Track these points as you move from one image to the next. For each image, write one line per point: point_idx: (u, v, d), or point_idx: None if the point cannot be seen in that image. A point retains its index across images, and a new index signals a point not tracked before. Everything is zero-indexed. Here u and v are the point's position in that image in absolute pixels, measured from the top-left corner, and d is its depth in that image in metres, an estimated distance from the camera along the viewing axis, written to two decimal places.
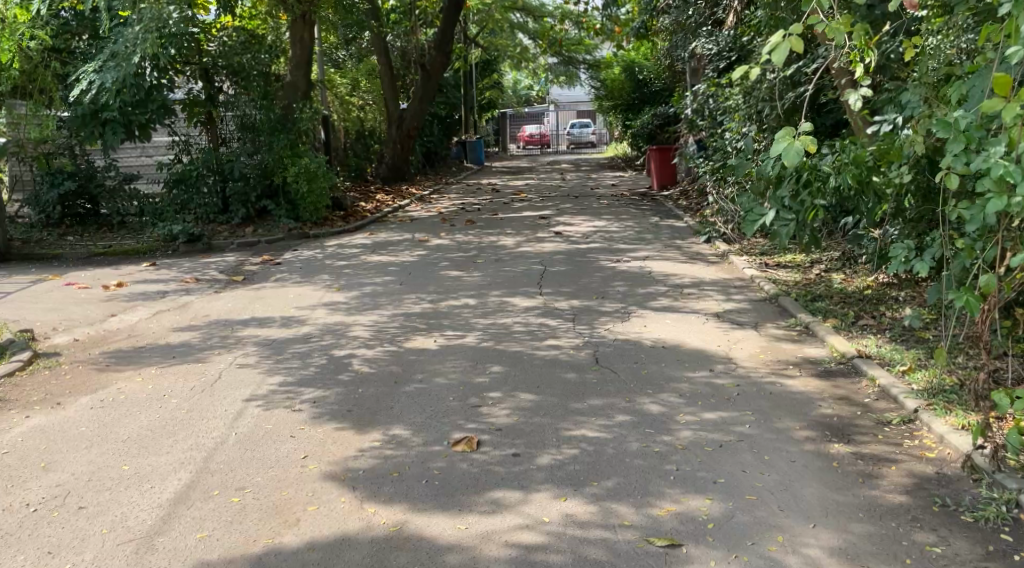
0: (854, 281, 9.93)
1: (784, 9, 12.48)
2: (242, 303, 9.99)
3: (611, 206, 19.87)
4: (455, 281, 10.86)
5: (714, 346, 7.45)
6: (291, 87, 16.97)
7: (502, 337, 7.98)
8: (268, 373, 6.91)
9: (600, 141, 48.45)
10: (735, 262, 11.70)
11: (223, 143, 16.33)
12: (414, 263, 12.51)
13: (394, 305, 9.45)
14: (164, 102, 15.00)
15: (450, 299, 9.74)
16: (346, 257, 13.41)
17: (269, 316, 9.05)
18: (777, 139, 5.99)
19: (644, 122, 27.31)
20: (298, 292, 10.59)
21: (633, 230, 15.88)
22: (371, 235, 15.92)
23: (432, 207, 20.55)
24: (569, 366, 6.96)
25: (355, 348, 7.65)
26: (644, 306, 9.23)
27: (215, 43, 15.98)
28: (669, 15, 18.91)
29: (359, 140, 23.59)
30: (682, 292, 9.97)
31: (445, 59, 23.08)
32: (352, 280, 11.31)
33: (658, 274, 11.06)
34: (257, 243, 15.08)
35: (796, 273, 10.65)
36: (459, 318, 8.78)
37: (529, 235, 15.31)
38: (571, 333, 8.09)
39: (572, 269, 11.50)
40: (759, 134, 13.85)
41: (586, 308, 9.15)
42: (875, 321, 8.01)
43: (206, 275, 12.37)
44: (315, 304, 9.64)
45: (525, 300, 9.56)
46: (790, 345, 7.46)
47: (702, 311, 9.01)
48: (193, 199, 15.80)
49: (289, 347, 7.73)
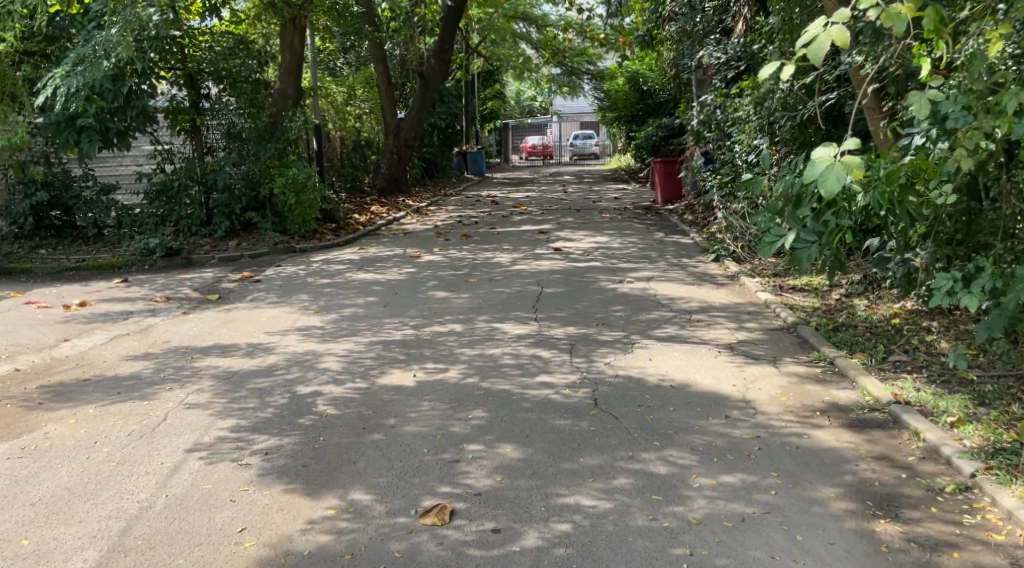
0: (880, 309, 9.14)
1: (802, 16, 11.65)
2: (208, 326, 9.13)
3: (614, 220, 19.09)
4: (443, 304, 10.02)
5: (728, 385, 6.62)
6: (281, 95, 16.27)
7: (490, 372, 7.13)
8: (219, 415, 6.05)
9: (603, 153, 47.80)
10: (747, 284, 10.90)
11: (209, 152, 15.52)
12: (402, 282, 11.68)
13: (374, 332, 8.61)
14: (145, 109, 14.04)
15: (436, 325, 8.91)
16: (330, 275, 12.58)
17: (235, 343, 8.20)
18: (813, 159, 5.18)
19: (648, 133, 26.54)
20: (272, 314, 9.74)
21: (636, 247, 15.06)
22: (362, 250, 15.11)
23: (429, 220, 19.75)
24: (564, 409, 6.11)
25: (323, 384, 6.82)
26: (648, 335, 8.38)
27: (202, 48, 15.28)
28: (673, 23, 18.57)
29: (355, 149, 22.88)
30: (691, 318, 9.11)
31: (445, 67, 22.38)
32: (332, 301, 10.47)
33: (663, 297, 10.23)
34: (239, 257, 14.25)
35: (813, 298, 9.87)
36: (444, 348, 7.94)
37: (526, 252, 14.49)
38: (566, 367, 7.23)
39: (570, 291, 10.67)
40: (772, 146, 13.08)
41: (583, 337, 8.29)
42: (908, 359, 7.19)
43: (178, 293, 11.51)
44: (287, 330, 8.79)
45: (518, 327, 8.72)
46: (815, 387, 6.62)
47: (711, 341, 8.16)
48: (175, 212, 15.01)
49: (249, 383, 6.89)
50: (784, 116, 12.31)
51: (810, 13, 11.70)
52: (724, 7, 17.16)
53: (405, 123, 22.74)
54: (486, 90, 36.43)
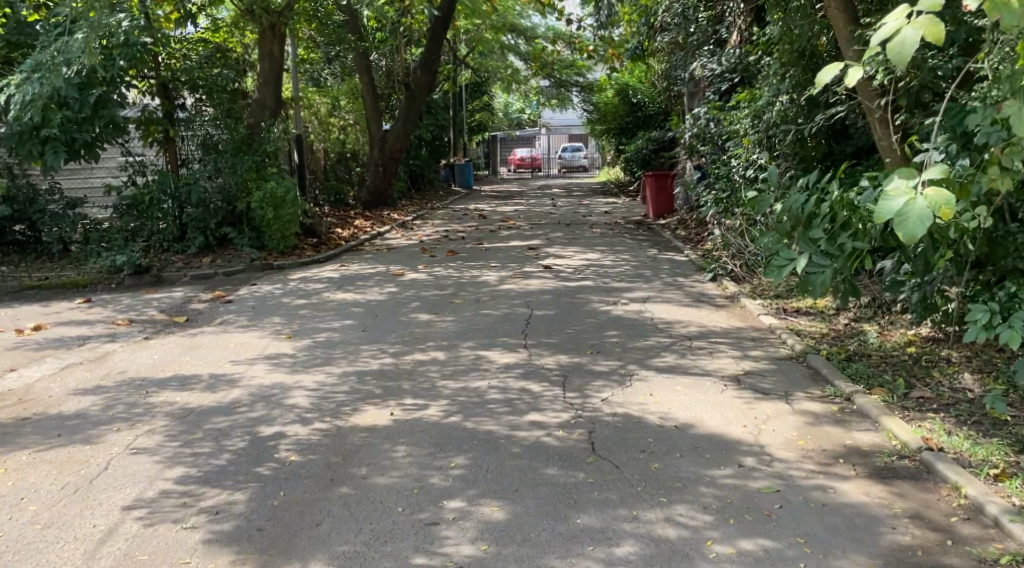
0: (893, 336, 8.53)
1: (800, 21, 11.08)
2: (169, 354, 8.43)
3: (605, 235, 18.49)
4: (426, 328, 9.34)
5: (738, 425, 6.02)
6: (259, 104, 15.61)
7: (474, 408, 6.48)
8: (167, 464, 5.39)
9: (592, 165, 47.46)
10: (748, 306, 10.27)
11: (184, 164, 14.86)
12: (382, 303, 11.00)
13: (349, 361, 7.94)
14: (114, 120, 13.35)
15: (416, 352, 8.26)
16: (307, 295, 11.91)
17: (196, 375, 7.52)
18: (886, 195, 4.59)
19: (638, 146, 26.11)
20: (240, 339, 9.04)
21: (629, 264, 14.45)
22: (342, 267, 14.43)
23: (414, 235, 19.08)
24: (556, 456, 5.49)
25: (288, 424, 6.16)
26: (646, 364, 7.72)
27: (175, 58, 14.64)
28: (665, 35, 18.00)
29: (341, 161, 22.08)
30: (691, 344, 8.44)
31: (431, 79, 21.78)
32: (307, 324, 9.79)
33: (660, 320, 9.60)
34: (213, 275, 13.54)
35: (820, 323, 9.25)
36: (423, 380, 7.28)
37: (514, 270, 13.86)
38: (557, 403, 6.58)
39: (562, 313, 10.03)
40: (771, 161, 12.62)
41: (575, 367, 7.63)
42: (933, 396, 6.58)
43: (143, 315, 10.78)
44: (255, 358, 8.11)
45: (505, 355, 8.08)
46: (834, 430, 6.04)
47: (715, 371, 7.54)
48: (146, 227, 14.24)
49: (206, 421, 6.23)
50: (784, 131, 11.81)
51: (812, 22, 11.08)
52: (717, 18, 16.62)
53: (390, 135, 22.10)
54: (474, 101, 35.86)
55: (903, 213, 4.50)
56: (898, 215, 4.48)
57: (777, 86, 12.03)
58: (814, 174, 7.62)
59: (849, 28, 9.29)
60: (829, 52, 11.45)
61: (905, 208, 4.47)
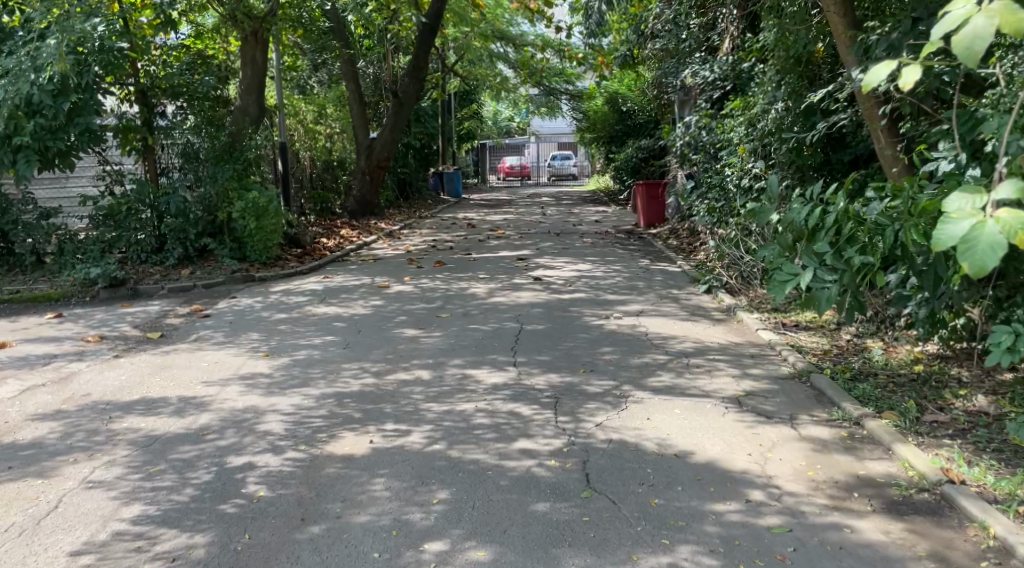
0: (899, 353, 8.17)
1: (794, 26, 10.75)
2: (138, 374, 7.97)
3: (596, 245, 18.09)
4: (411, 344, 8.89)
5: (743, 454, 5.65)
6: (241, 112, 15.17)
7: (459, 434, 6.05)
8: (124, 499, 5.02)
9: (582, 174, 47.12)
10: (746, 321, 9.88)
11: (163, 173, 14.35)
12: (366, 318, 10.56)
13: (328, 382, 7.50)
14: (91, 128, 12.85)
15: (399, 371, 7.84)
16: (288, 308, 11.48)
17: (164, 398, 7.08)
18: (947, 220, 3.79)
19: (627, 155, 26.08)
20: (215, 358, 8.59)
21: (622, 276, 14.07)
22: (326, 278, 13.99)
23: (401, 244, 18.66)
24: (547, 490, 5.10)
25: (259, 453, 5.75)
26: (642, 384, 7.30)
27: (154, 65, 14.13)
28: (656, 41, 17.58)
29: (327, 169, 21.47)
30: (689, 361, 8.02)
31: (419, 86, 21.34)
32: (285, 341, 9.33)
33: (655, 335, 9.20)
34: (191, 287, 13.09)
35: (822, 338, 8.87)
36: (406, 403, 6.84)
37: (503, 281, 13.46)
38: (548, 428, 6.17)
39: (553, 328, 9.63)
40: (767, 170, 12.28)
41: (568, 388, 7.21)
42: (948, 420, 6.20)
43: (115, 331, 10.33)
44: (228, 379, 7.66)
45: (493, 373, 7.67)
46: (844, 458, 5.65)
47: (715, 390, 7.14)
48: (123, 237, 13.60)
49: (171, 449, 5.82)
50: (780, 139, 11.46)
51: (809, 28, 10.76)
52: (708, 25, 16.42)
53: (377, 143, 21.62)
54: (463, 109, 35.43)
55: (970, 240, 3.69)
56: (964, 243, 3.69)
57: (773, 93, 11.62)
58: (818, 185, 7.25)
59: (848, 31, 8.87)
60: (826, 59, 11.18)
61: (973, 235, 3.66)
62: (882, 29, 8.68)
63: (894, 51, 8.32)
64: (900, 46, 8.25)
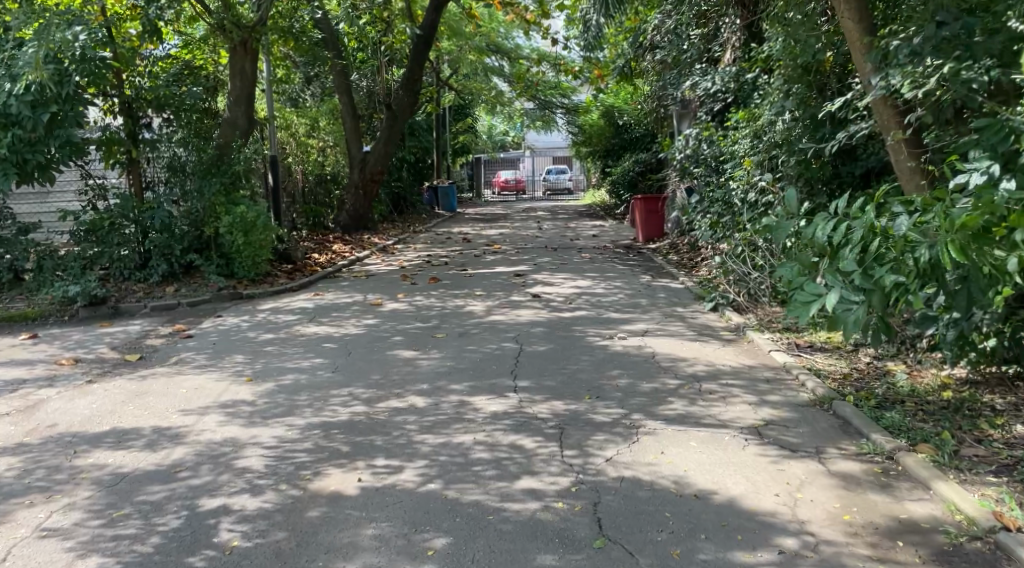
0: (925, 378, 7.66)
1: (804, 34, 10.22)
2: (110, 402, 7.44)
3: (594, 260, 17.59)
4: (405, 368, 8.35)
5: (770, 494, 5.14)
6: (230, 124, 14.66)
7: (456, 471, 5.52)
8: (80, 551, 4.62)
9: (577, 188, 46.79)
10: (757, 341, 9.36)
11: (148, 187, 13.83)
12: (357, 338, 10.02)
13: (314, 411, 6.95)
14: (73, 142, 12.36)
15: (392, 397, 7.30)
16: (275, 328, 10.96)
17: (136, 429, 6.56)
18: None
19: (624, 168, 25.78)
20: (194, 383, 8.04)
21: (624, 293, 13.57)
22: (316, 296, 13.47)
23: (394, 260, 18.15)
24: (555, 540, 4.62)
25: (235, 494, 5.24)
26: (654, 413, 6.76)
27: (142, 77, 13.63)
28: (656, 53, 17.07)
29: (319, 183, 21.04)
30: (702, 387, 7.49)
31: (414, 99, 20.86)
32: (271, 364, 8.79)
33: (663, 357, 8.68)
34: (176, 305, 12.57)
35: (840, 361, 8.36)
36: (398, 435, 6.30)
37: (501, 299, 12.96)
38: (554, 464, 5.63)
39: (555, 348, 9.12)
40: (775, 183, 11.76)
41: (573, 417, 6.67)
42: (989, 455, 5.69)
43: (91, 353, 9.83)
44: (207, 407, 7.12)
45: (493, 400, 7.13)
46: (882, 497, 5.15)
47: (733, 418, 6.61)
48: (105, 254, 13.00)
49: (139, 488, 5.34)
50: (789, 151, 10.96)
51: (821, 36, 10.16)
52: (710, 36, 15.95)
53: (371, 157, 21.13)
54: (458, 122, 34.98)
55: None
56: None
57: (781, 102, 11.13)
58: (842, 199, 6.76)
59: (864, 39, 8.43)
60: (836, 69, 10.69)
61: None
62: (905, 34, 8.12)
63: (917, 58, 7.80)
64: (924, 53, 7.74)
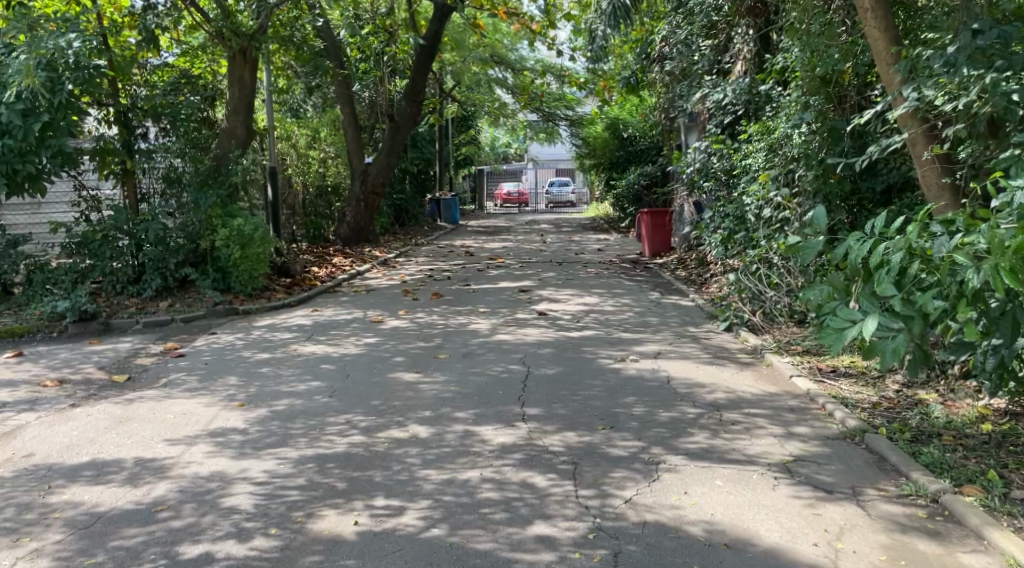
0: (960, 408, 7.17)
1: (822, 42, 9.72)
2: (92, 429, 6.97)
3: (600, 275, 17.12)
4: (406, 392, 7.86)
5: (807, 544, 4.75)
6: (228, 134, 14.24)
7: (462, 514, 5.06)
8: None
9: (580, 201, 46.31)
10: (776, 365, 8.86)
11: (143, 199, 13.33)
12: (357, 358, 9.55)
13: (309, 441, 6.49)
14: (64, 152, 11.94)
15: (393, 426, 6.83)
16: (271, 347, 10.49)
17: (117, 461, 6.09)
18: None
19: (629, 181, 25.34)
20: (183, 409, 7.57)
21: (633, 311, 13.10)
22: (315, 312, 13.00)
23: (395, 274, 17.67)
24: None
25: (220, 540, 4.80)
26: (674, 447, 6.29)
27: (139, 87, 13.22)
28: (663, 64, 16.54)
29: (320, 196, 20.63)
30: (724, 417, 7.03)
31: (417, 110, 20.43)
32: (265, 387, 8.31)
33: (679, 382, 8.21)
34: (169, 321, 12.13)
35: (867, 389, 7.86)
36: (398, 470, 5.84)
37: (506, 316, 12.51)
38: (569, 506, 5.18)
39: (565, 372, 8.65)
40: (790, 199, 11.23)
41: (587, 451, 6.21)
42: None
43: (77, 373, 9.36)
44: (195, 436, 6.65)
45: (501, 430, 6.67)
46: (930, 547, 4.75)
47: (759, 453, 6.13)
48: (98, 267, 12.56)
49: (116, 531, 4.91)
50: (807, 164, 10.45)
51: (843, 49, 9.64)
52: (721, 47, 15.29)
53: (372, 168, 20.66)
54: (461, 134, 34.55)
55: None
56: None
57: (798, 114, 10.58)
58: (877, 219, 6.32)
59: (892, 47, 7.97)
60: (855, 79, 10.20)
61: None
62: (937, 44, 7.66)
63: (952, 68, 7.27)
64: (959, 62, 7.19)
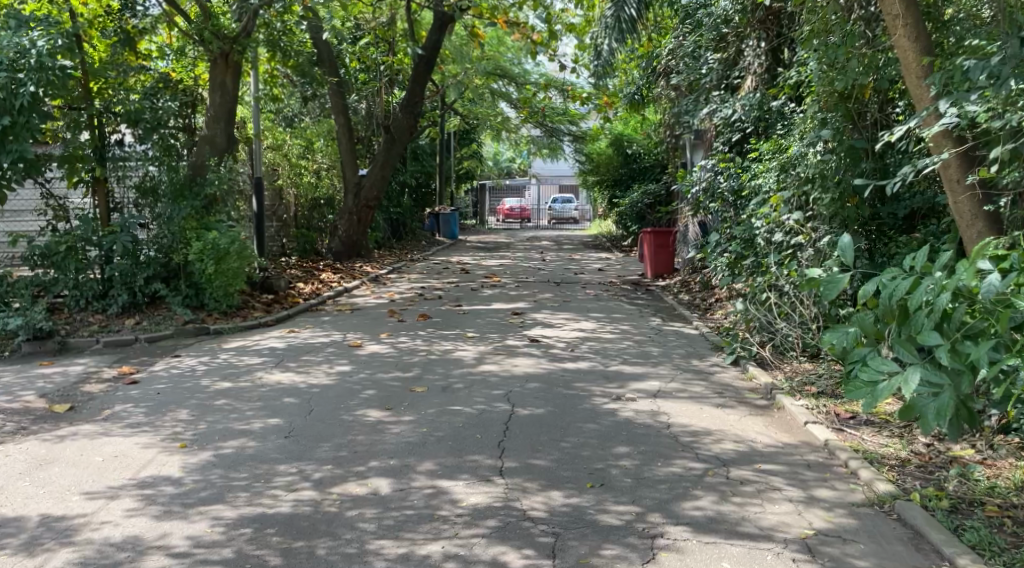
0: (1003, 470, 6.24)
1: (839, 62, 8.77)
2: (4, 475, 6.06)
3: (600, 298, 16.21)
4: (373, 435, 6.94)
5: None
6: (208, 142, 13.19)
7: None
8: None
9: (582, 218, 45.41)
10: (789, 408, 7.91)
11: (116, 210, 12.35)
12: (326, 389, 8.62)
13: (250, 497, 5.58)
14: (24, 156, 10.88)
15: (352, 478, 5.93)
16: (236, 374, 9.57)
17: (19, 519, 5.23)
18: None
19: (633, 199, 24.47)
20: (117, 449, 6.67)
21: (633, 339, 12.17)
22: (290, 334, 12.06)
23: (383, 292, 16.75)
24: None
25: None
26: (674, 513, 5.39)
27: (117, 91, 12.20)
28: (670, 78, 15.66)
29: (311, 208, 19.82)
30: (732, 474, 6.13)
31: (413, 121, 19.44)
32: (216, 425, 7.36)
33: (681, 429, 7.29)
34: (132, 341, 11.20)
35: (894, 441, 6.91)
36: (347, 540, 4.96)
37: (495, 343, 11.60)
38: None
39: (553, 412, 7.72)
40: (805, 223, 10.22)
41: (572, 516, 5.32)
42: None
43: (14, 401, 8.43)
44: (120, 487, 5.76)
45: (473, 487, 5.76)
46: None
47: (773, 525, 5.25)
48: (61, 281, 11.62)
49: None
50: (823, 186, 9.49)
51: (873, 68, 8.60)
52: (731, 60, 14.18)
53: (366, 181, 19.62)
54: (462, 148, 33.67)
55: None
56: None
57: (814, 132, 9.59)
58: (917, 253, 5.40)
59: (924, 58, 7.01)
60: (876, 94, 9.23)
61: None
62: (976, 57, 6.66)
63: (998, 80, 6.22)
64: (1005, 74, 6.15)
